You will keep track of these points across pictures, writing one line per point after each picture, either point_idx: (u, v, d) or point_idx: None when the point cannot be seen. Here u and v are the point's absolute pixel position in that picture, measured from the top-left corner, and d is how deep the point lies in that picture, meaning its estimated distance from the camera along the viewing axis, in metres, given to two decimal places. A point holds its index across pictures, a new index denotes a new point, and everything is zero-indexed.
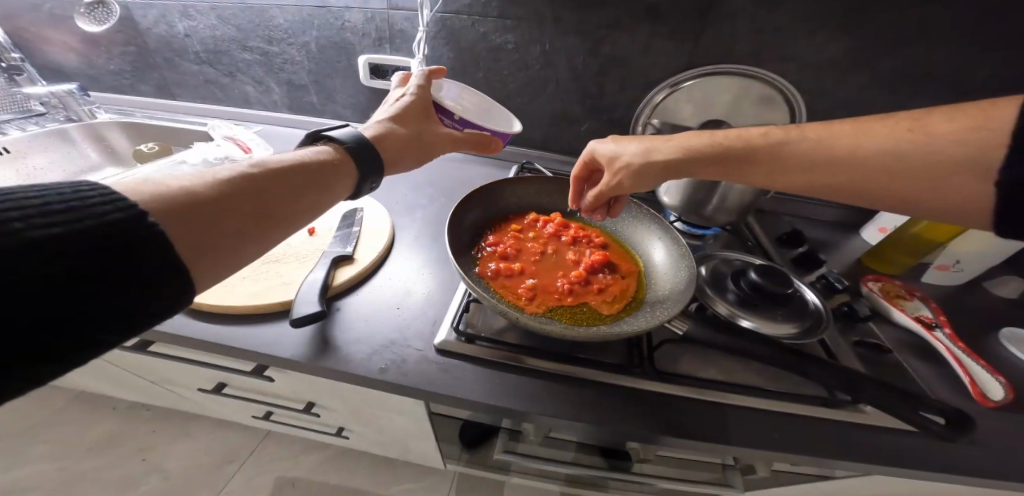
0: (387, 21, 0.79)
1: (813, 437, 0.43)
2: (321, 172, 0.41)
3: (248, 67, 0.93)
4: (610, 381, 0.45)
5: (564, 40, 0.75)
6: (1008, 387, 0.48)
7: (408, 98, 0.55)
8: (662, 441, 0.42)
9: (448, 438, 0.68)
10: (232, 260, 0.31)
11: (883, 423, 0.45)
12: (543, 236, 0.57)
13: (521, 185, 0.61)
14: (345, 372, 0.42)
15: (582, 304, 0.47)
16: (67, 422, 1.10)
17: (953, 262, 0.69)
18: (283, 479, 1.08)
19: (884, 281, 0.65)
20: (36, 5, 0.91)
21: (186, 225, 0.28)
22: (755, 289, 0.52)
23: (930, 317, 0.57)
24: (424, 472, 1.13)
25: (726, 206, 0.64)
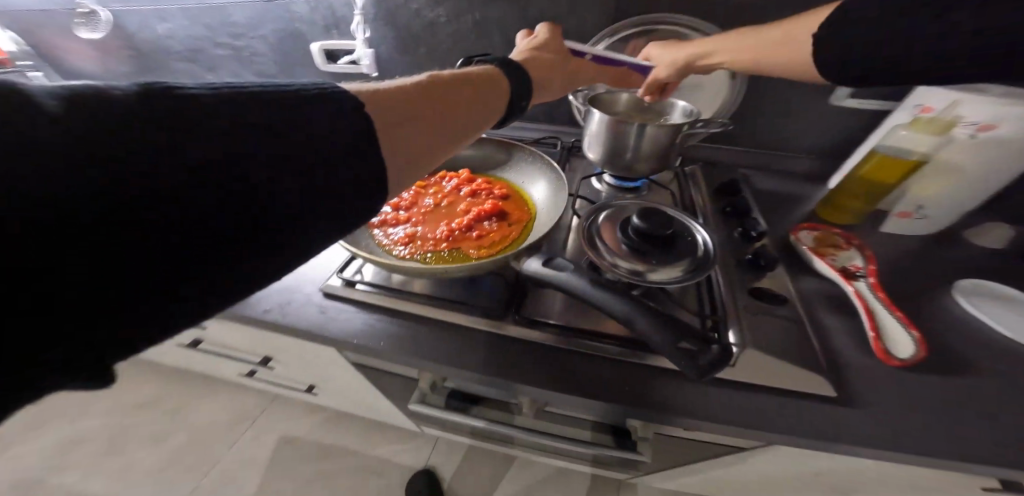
0: (330, 8, 0.83)
1: (661, 390, 0.41)
2: (477, 93, 0.41)
3: (223, 62, 1.01)
4: (469, 324, 0.48)
5: (493, 8, 0.76)
6: (918, 343, 0.42)
7: (541, 39, 0.61)
8: (505, 379, 0.44)
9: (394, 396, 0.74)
10: (421, 158, 0.32)
11: (756, 380, 0.41)
12: (445, 190, 0.60)
13: None
14: (236, 311, 0.49)
15: (455, 248, 0.50)
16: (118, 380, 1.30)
17: (916, 208, 0.58)
18: (288, 434, 1.21)
19: (821, 230, 0.59)
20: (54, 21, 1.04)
21: (386, 115, 0.30)
22: (636, 233, 0.50)
23: (858, 266, 0.52)
24: (410, 435, 1.21)
25: (644, 153, 0.63)
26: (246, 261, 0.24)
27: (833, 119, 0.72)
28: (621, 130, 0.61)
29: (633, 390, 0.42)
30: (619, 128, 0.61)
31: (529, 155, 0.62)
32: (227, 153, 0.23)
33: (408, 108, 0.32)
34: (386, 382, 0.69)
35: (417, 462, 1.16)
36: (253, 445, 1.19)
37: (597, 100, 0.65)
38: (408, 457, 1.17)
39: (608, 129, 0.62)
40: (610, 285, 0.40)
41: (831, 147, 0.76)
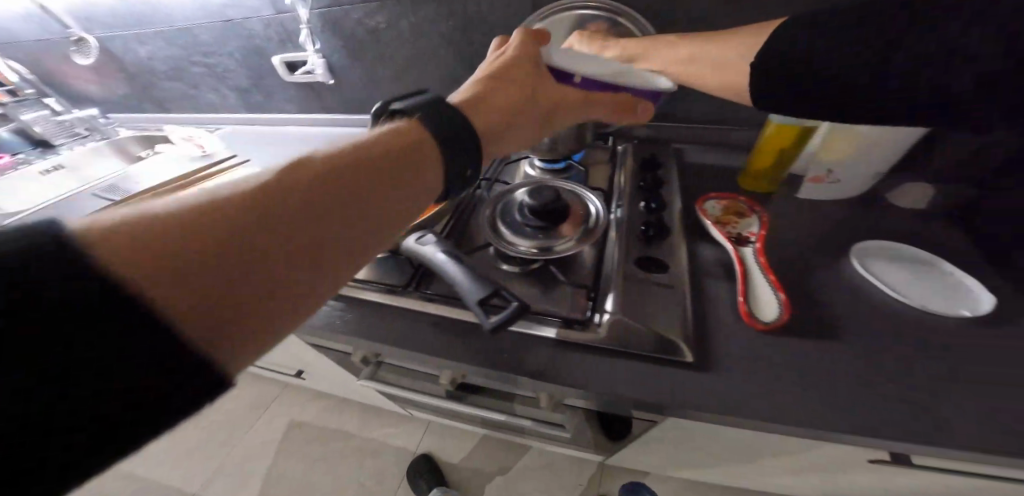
0: (281, 25, 0.89)
1: (532, 356, 0.44)
2: (394, 165, 0.32)
3: (203, 79, 1.10)
4: (375, 299, 0.52)
5: (425, 10, 0.80)
6: (782, 307, 0.43)
7: (502, 59, 0.46)
8: (399, 349, 0.48)
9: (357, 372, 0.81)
10: (264, 308, 0.25)
11: (616, 344, 0.42)
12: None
13: None
14: None
15: None
16: None
17: (828, 172, 0.57)
18: (294, 420, 1.32)
19: (730, 199, 0.59)
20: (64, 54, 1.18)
21: (195, 261, 0.23)
22: (529, 210, 0.53)
23: (753, 232, 0.53)
24: (404, 419, 1.29)
25: (559, 136, 0.65)
26: (230, 342, 0.24)
27: None
28: None
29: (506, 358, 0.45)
30: None
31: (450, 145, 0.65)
32: (212, 237, 0.24)
33: (330, 187, 0.29)
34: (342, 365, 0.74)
35: (410, 443, 1.23)
36: (264, 430, 1.30)
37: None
38: (402, 439, 1.24)
39: None
40: (487, 278, 0.45)
41: None
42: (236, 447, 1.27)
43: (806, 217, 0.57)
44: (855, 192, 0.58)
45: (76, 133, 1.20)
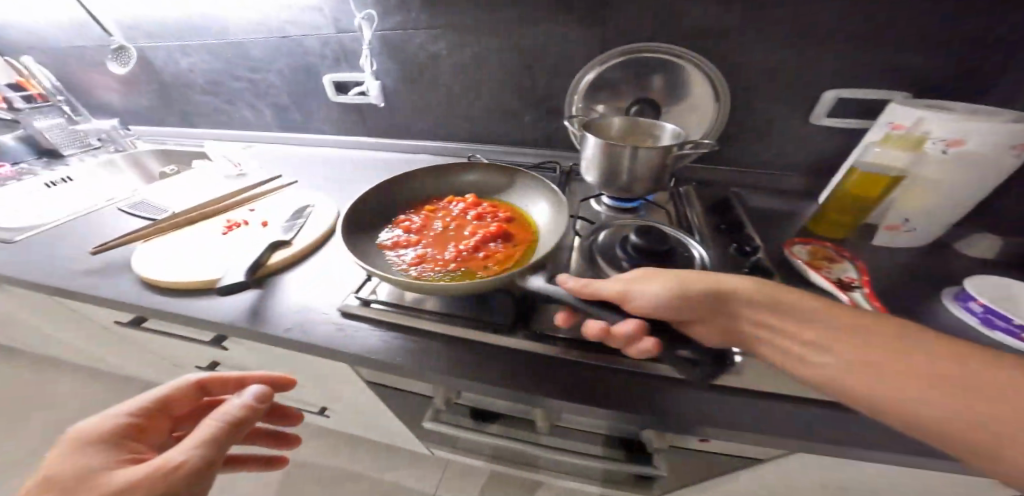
0: (339, 44, 0.91)
1: (668, 404, 0.42)
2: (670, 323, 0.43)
3: (242, 94, 1.11)
4: (479, 336, 0.50)
5: (490, 43, 0.82)
6: None
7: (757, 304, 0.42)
8: (513, 392, 0.45)
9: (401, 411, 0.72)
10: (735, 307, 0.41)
11: (760, 387, 0.42)
12: (453, 213, 0.62)
13: (443, 170, 0.68)
14: (264, 334, 0.52)
15: (465, 268, 0.51)
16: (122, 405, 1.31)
17: (904, 221, 0.58)
18: (296, 460, 1.20)
19: (814, 244, 0.58)
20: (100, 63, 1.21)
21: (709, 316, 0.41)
22: (636, 250, 0.50)
23: (852, 278, 0.51)
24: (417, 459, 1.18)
25: (640, 176, 0.64)
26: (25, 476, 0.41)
27: (820, 135, 0.73)
28: (613, 152, 0.63)
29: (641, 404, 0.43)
30: (612, 151, 0.63)
31: (538, 179, 0.63)
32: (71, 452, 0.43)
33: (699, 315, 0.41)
34: (389, 405, 0.69)
35: (427, 486, 1.13)
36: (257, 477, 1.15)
37: (594, 124, 0.69)
38: (417, 480, 1.15)
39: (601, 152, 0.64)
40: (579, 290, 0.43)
41: (824, 161, 0.76)
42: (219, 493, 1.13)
43: (883, 264, 0.57)
44: (922, 238, 0.60)
45: (87, 144, 1.27)
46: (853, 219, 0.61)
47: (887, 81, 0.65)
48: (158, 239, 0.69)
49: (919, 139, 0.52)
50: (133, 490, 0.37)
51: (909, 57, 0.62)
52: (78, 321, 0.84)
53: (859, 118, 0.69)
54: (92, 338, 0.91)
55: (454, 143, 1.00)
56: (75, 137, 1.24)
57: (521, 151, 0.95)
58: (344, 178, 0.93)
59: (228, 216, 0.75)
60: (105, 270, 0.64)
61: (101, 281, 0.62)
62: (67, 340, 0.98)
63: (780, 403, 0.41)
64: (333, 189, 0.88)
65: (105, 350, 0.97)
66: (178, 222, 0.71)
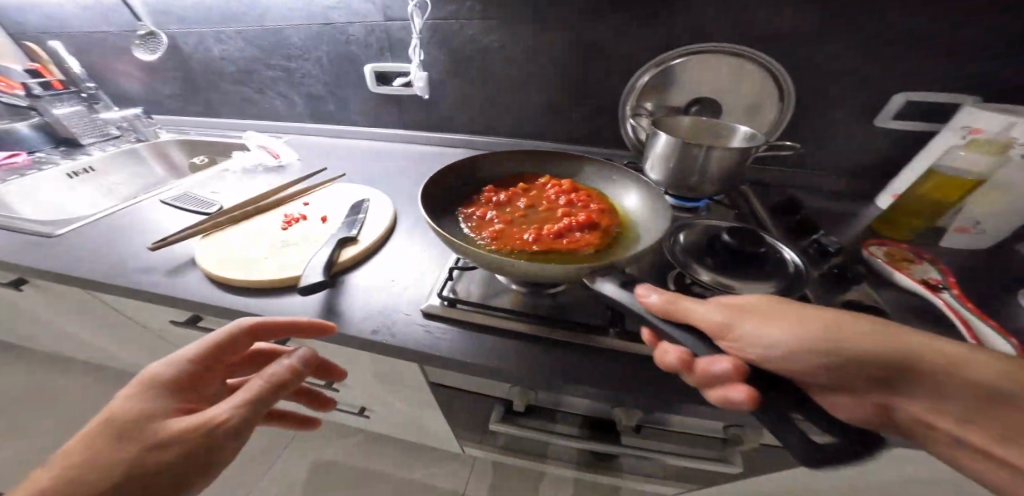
0: (386, 32, 0.89)
1: None
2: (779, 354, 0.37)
3: (274, 83, 1.09)
4: (569, 338, 0.50)
5: (545, 35, 0.81)
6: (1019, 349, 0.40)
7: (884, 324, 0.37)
8: (611, 394, 0.46)
9: (455, 414, 0.71)
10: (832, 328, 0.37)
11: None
12: (545, 196, 0.63)
13: (538, 154, 0.69)
14: (345, 333, 0.51)
15: (547, 249, 0.51)
16: None
17: (975, 224, 0.58)
18: (319, 461, 1.15)
19: (890, 245, 0.58)
20: (123, 48, 1.18)
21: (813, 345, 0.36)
22: (728, 251, 0.51)
23: (938, 279, 0.50)
24: (446, 458, 1.15)
25: (711, 176, 0.64)
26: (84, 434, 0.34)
27: (879, 137, 0.74)
28: (686, 150, 0.62)
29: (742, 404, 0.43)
30: (685, 150, 0.62)
31: (630, 172, 0.62)
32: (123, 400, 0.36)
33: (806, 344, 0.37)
34: (450, 405, 0.68)
35: (456, 485, 1.10)
36: (280, 479, 1.11)
37: (662, 122, 0.69)
38: (446, 479, 1.11)
39: (673, 151, 0.64)
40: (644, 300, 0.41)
41: (880, 162, 0.77)
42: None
43: (958, 266, 0.57)
44: (995, 242, 0.60)
45: (107, 133, 1.23)
46: (918, 221, 0.62)
47: (953, 84, 0.65)
48: (216, 234, 0.67)
49: (1007, 144, 0.52)
50: (180, 441, 0.34)
51: (980, 60, 0.63)
52: (115, 317, 0.81)
53: (918, 121, 0.70)
54: (124, 334, 0.88)
55: (498, 138, 0.99)
56: (95, 126, 1.20)
57: (566, 147, 0.95)
58: (388, 172, 0.92)
59: (282, 211, 0.73)
60: (165, 267, 0.63)
61: (164, 279, 0.60)
62: (92, 336, 0.95)
63: None
64: (379, 184, 0.86)
65: (134, 347, 0.94)
66: (234, 217, 0.70)
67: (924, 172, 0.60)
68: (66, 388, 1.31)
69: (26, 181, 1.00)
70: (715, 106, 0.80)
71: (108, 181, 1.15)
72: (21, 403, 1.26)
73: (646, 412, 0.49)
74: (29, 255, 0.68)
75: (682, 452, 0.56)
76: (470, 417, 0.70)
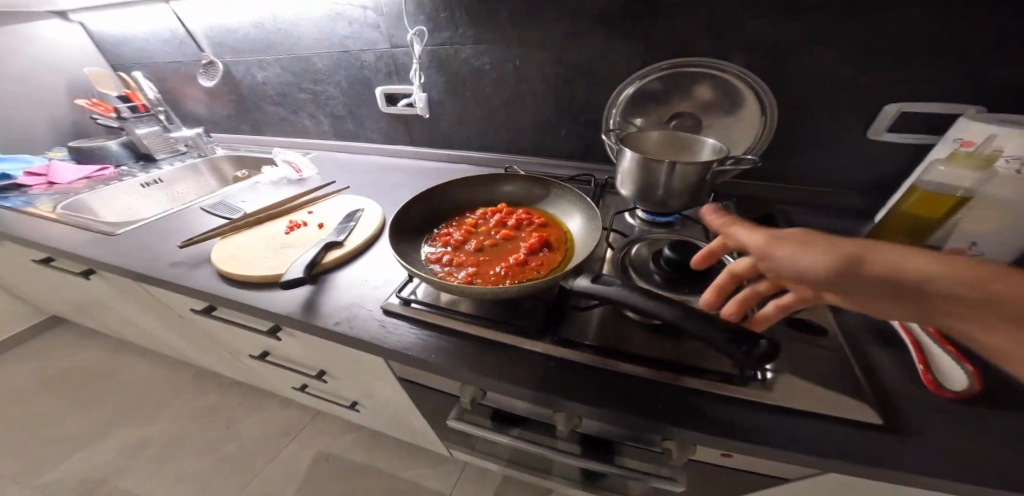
0: (392, 58, 0.98)
1: (684, 414, 0.43)
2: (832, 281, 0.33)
3: (304, 105, 1.23)
4: (508, 340, 0.53)
5: (530, 56, 0.86)
6: (973, 377, 0.41)
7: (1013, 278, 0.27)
8: (539, 394, 0.48)
9: (428, 413, 0.75)
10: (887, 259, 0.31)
11: (795, 404, 0.42)
12: (490, 225, 0.65)
13: (483, 182, 0.73)
14: (314, 324, 0.58)
15: (515, 279, 0.53)
16: (176, 393, 1.44)
17: (970, 245, 0.53)
18: (321, 453, 1.23)
19: None
20: (190, 77, 1.39)
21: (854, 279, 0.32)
22: (669, 262, 0.52)
23: None
24: (439, 460, 1.19)
25: (675, 190, 0.64)
26: None
27: (878, 148, 0.70)
28: (652, 167, 0.63)
29: (658, 411, 0.44)
30: (649, 166, 0.63)
31: (569, 191, 0.66)
32: None
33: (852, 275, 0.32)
34: (419, 401, 0.72)
35: (443, 488, 1.13)
36: (290, 461, 1.22)
37: (631, 138, 0.70)
38: (434, 481, 1.14)
39: (639, 167, 0.65)
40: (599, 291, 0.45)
41: (880, 178, 0.72)
42: (250, 481, 1.17)
43: None
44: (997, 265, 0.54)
45: (176, 149, 1.44)
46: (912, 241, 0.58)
47: (950, 94, 0.61)
48: (233, 236, 0.78)
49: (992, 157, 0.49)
50: None
51: (980, 68, 0.58)
52: (158, 306, 0.95)
53: (916, 134, 0.66)
54: (167, 321, 1.02)
55: (493, 153, 1.04)
56: (167, 144, 1.41)
57: (556, 162, 0.98)
58: (390, 185, 1.00)
59: (289, 218, 0.84)
60: (190, 262, 0.74)
61: (185, 271, 0.71)
62: (143, 323, 1.10)
63: (798, 423, 0.41)
64: (380, 195, 0.95)
65: (175, 332, 1.09)
66: (249, 222, 0.80)
67: (911, 188, 0.57)
68: (129, 371, 1.52)
69: (109, 191, 1.21)
70: (695, 120, 0.80)
71: (175, 191, 1.35)
72: (95, 380, 1.49)
73: (581, 416, 0.50)
74: (95, 249, 0.83)
75: (631, 465, 0.56)
76: (439, 416, 0.74)
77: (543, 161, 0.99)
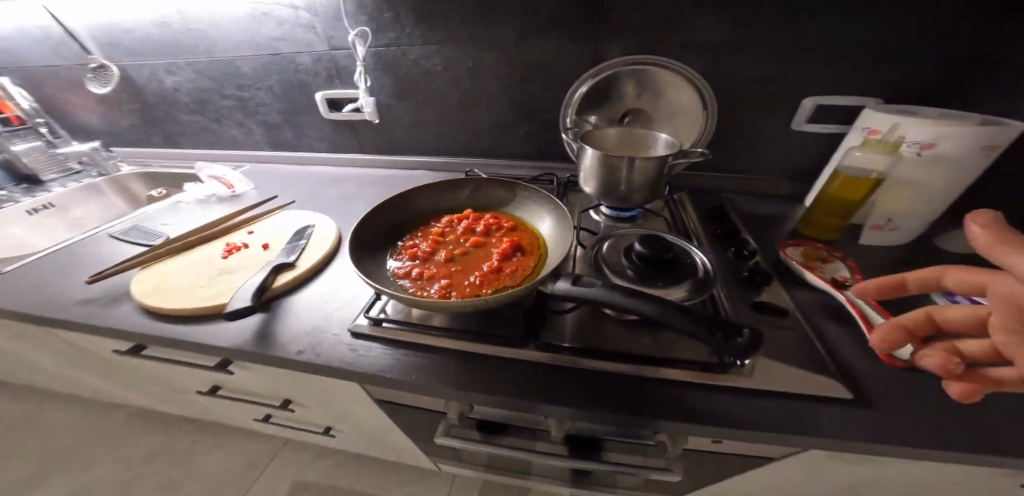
0: (332, 60, 0.92)
1: (676, 406, 0.44)
2: None
3: (230, 113, 1.11)
4: (492, 351, 0.51)
5: (483, 57, 0.84)
6: None
7: None
8: (531, 404, 0.47)
9: (413, 432, 0.71)
10: None
11: (772, 387, 0.44)
12: (457, 233, 0.63)
13: (445, 188, 0.70)
14: (271, 355, 0.52)
15: (492, 287, 0.52)
16: (98, 444, 1.22)
17: (887, 221, 0.62)
18: (299, 482, 1.13)
19: (806, 245, 0.62)
20: (77, 84, 1.19)
21: None
22: (639, 257, 0.53)
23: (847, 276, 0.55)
24: (424, 476, 1.13)
25: (637, 186, 0.66)
26: None
27: (805, 139, 0.78)
28: (613, 164, 0.65)
29: (650, 407, 0.45)
30: (611, 163, 0.65)
31: (536, 192, 0.66)
32: None
33: None
34: (400, 422, 0.67)
35: None
36: None
37: (591, 136, 0.72)
38: None
39: (601, 166, 0.66)
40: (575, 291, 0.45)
41: (808, 165, 0.80)
42: None
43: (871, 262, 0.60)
44: (909, 236, 0.63)
45: (68, 168, 1.21)
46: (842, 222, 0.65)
47: (859, 89, 0.70)
48: (155, 265, 0.67)
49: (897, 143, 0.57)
50: None
51: (881, 66, 0.67)
52: (68, 347, 0.80)
53: (833, 125, 0.74)
54: (84, 365, 0.87)
55: (451, 156, 1.01)
56: (54, 162, 1.19)
57: (516, 163, 0.98)
58: (341, 196, 0.93)
59: (226, 240, 0.74)
60: (103, 299, 0.63)
61: (99, 310, 0.60)
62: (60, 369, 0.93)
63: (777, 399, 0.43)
64: (332, 208, 0.88)
65: (92, 378, 0.93)
66: (175, 247, 0.70)
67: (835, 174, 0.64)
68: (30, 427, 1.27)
69: None
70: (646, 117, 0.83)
71: (72, 216, 1.16)
72: None
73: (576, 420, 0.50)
74: None
75: (626, 461, 0.57)
76: (425, 434, 0.70)
77: (504, 162, 0.98)
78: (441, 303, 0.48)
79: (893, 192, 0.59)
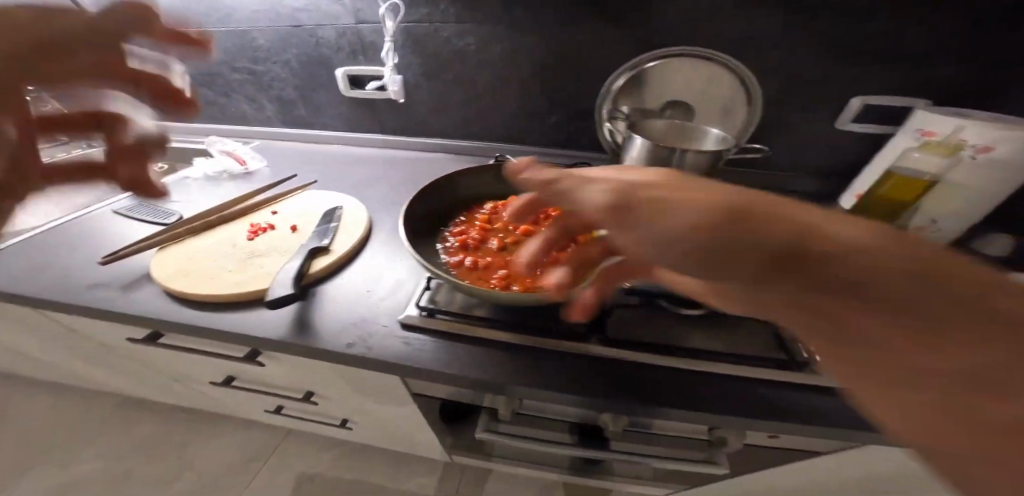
0: (357, 34, 0.87)
1: (749, 404, 0.44)
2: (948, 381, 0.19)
3: (240, 87, 1.04)
4: (553, 346, 0.49)
5: (520, 39, 0.81)
6: None
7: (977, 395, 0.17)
8: (599, 402, 0.45)
9: (444, 426, 0.69)
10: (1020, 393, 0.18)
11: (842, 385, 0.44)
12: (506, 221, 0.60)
13: (490, 173, 0.67)
14: (317, 348, 0.49)
15: None
16: (88, 438, 1.17)
17: (931, 222, 0.62)
18: (304, 475, 1.10)
19: None
20: None
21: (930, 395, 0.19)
22: None
23: None
24: (434, 468, 1.12)
25: None
26: None
27: (843, 139, 0.78)
28: (664, 156, 0.63)
29: (724, 404, 0.44)
30: (662, 155, 0.63)
31: None
32: None
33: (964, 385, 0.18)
34: (435, 415, 0.65)
35: None
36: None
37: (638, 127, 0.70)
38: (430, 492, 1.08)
39: (652, 158, 0.64)
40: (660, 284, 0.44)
41: (844, 165, 0.81)
42: None
43: None
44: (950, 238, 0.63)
45: None
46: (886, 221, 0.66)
47: (904, 90, 0.70)
48: (175, 247, 0.63)
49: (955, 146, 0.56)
50: None
51: (928, 68, 0.67)
52: (66, 335, 0.75)
53: (875, 125, 0.74)
54: (81, 354, 0.82)
55: (477, 142, 0.98)
56: None
57: (545, 151, 0.95)
58: (364, 179, 0.89)
59: (250, 220, 0.70)
60: (121, 283, 0.58)
61: (118, 294, 0.56)
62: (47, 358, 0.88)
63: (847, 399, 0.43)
64: (356, 191, 0.84)
65: (91, 365, 0.87)
66: (195, 228, 0.66)
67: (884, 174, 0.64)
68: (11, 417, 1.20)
69: None
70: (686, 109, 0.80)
71: None
72: None
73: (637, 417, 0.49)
74: None
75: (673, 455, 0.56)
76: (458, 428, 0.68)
77: (532, 150, 0.95)
78: (507, 295, 0.46)
79: (944, 194, 0.59)
